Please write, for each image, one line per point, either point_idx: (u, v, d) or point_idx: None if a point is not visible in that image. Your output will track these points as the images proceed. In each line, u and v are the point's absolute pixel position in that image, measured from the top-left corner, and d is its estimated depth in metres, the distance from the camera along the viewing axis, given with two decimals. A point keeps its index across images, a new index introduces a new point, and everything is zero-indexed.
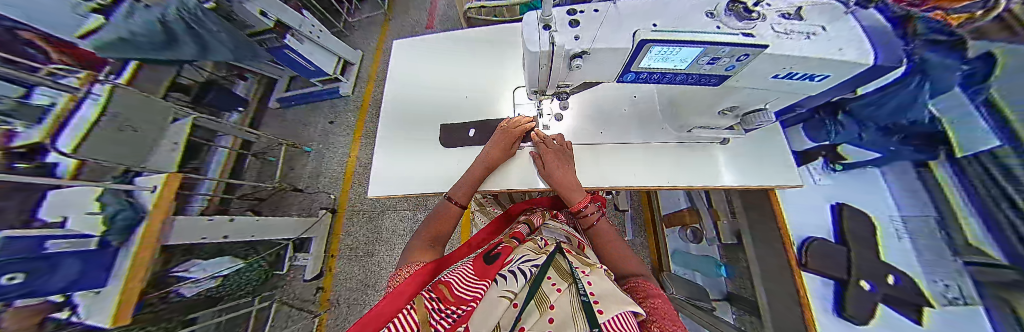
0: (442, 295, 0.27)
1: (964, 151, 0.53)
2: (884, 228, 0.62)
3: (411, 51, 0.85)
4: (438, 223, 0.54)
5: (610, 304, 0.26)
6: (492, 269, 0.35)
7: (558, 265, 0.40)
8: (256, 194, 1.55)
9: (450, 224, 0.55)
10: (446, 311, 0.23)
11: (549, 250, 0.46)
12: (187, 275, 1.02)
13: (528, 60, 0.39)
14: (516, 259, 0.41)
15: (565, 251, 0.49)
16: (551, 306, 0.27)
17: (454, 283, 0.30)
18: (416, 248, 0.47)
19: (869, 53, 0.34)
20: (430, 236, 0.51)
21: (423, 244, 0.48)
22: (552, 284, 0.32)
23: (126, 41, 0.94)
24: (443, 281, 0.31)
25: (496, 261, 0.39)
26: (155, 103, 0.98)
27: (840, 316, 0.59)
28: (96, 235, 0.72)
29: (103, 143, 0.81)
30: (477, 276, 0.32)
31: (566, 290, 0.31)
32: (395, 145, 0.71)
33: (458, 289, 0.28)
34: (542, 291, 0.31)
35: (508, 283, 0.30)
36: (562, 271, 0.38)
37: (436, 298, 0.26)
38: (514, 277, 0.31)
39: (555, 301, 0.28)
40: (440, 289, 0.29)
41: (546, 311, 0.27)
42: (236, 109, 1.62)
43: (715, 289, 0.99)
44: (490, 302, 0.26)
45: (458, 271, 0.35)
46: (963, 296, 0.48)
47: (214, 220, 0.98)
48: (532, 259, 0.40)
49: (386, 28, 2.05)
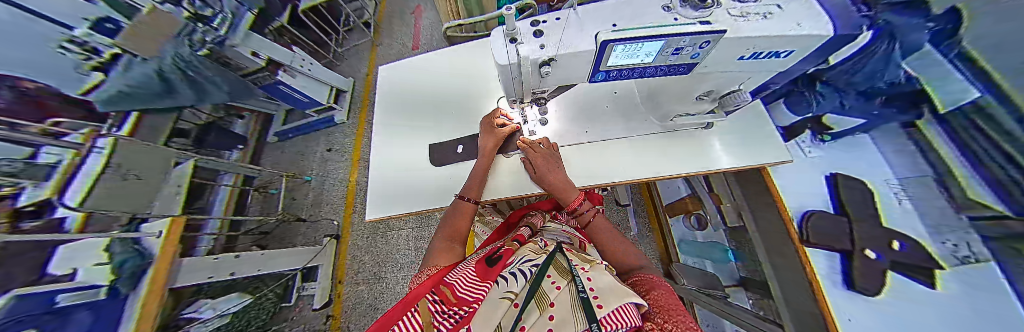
0: (444, 297, 0.28)
1: (947, 106, 0.53)
2: (882, 193, 0.61)
3: (392, 76, 0.88)
4: (453, 221, 0.54)
5: (610, 299, 0.26)
6: (495, 270, 0.36)
7: (558, 264, 0.40)
8: (261, 228, 1.57)
9: (467, 220, 0.55)
10: (449, 312, 0.24)
11: (550, 249, 0.46)
12: (198, 316, 1.01)
13: (500, 73, 0.41)
14: (516, 259, 0.41)
15: (565, 250, 0.49)
16: (551, 303, 0.28)
17: (456, 284, 0.31)
18: (438, 248, 0.48)
19: (825, 25, 0.34)
20: (449, 234, 0.52)
21: (443, 242, 0.49)
22: (552, 283, 0.32)
23: (128, 94, 1.05)
24: (447, 283, 0.31)
25: (497, 263, 0.39)
26: (156, 149, 1.01)
27: (851, 290, 0.58)
28: (106, 284, 0.74)
29: (110, 194, 0.83)
30: (479, 277, 0.33)
31: (565, 287, 0.31)
32: (388, 166, 0.73)
33: (461, 290, 0.29)
34: (542, 290, 0.31)
35: (509, 284, 0.30)
36: (561, 268, 0.38)
37: (439, 300, 0.27)
38: (514, 278, 0.32)
39: (554, 298, 0.29)
40: (444, 291, 0.29)
41: (546, 309, 0.27)
42: (236, 148, 1.66)
43: (727, 275, 0.98)
44: (491, 302, 0.26)
45: (461, 273, 0.36)
46: (973, 254, 0.47)
47: (219, 258, 1.01)
48: (533, 259, 0.40)
49: (375, 53, 2.11)
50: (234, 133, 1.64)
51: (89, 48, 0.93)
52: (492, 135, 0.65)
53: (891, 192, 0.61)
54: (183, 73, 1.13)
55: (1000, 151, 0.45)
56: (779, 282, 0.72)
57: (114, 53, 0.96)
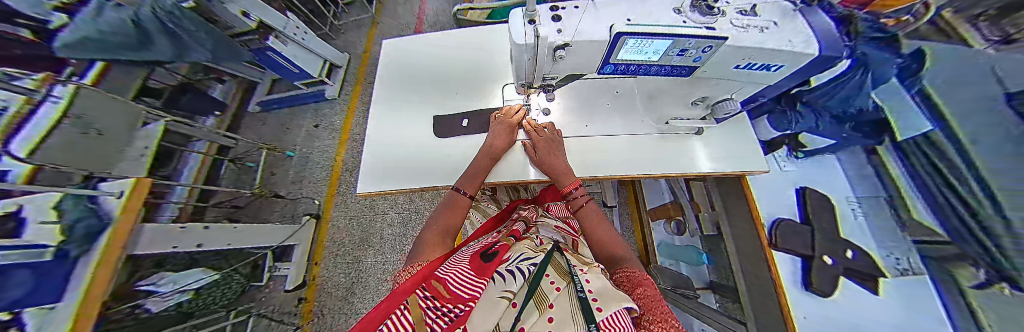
0: (436, 293, 0.28)
1: (903, 136, 0.62)
2: (842, 207, 0.71)
3: (397, 53, 0.85)
4: (449, 214, 0.54)
5: (607, 302, 0.27)
6: (490, 267, 0.36)
7: (556, 264, 0.41)
8: (233, 201, 1.46)
9: (460, 216, 0.55)
10: (443, 309, 0.24)
11: (547, 248, 0.48)
12: (156, 289, 0.92)
13: (514, 53, 0.42)
14: (513, 257, 0.42)
15: (562, 250, 0.51)
16: (550, 305, 0.28)
17: (451, 280, 0.31)
18: (426, 242, 0.47)
19: (813, 45, 0.38)
20: (441, 228, 0.51)
21: (434, 236, 0.49)
22: (551, 283, 0.33)
23: (94, 41, 0.90)
24: (441, 279, 0.31)
25: (494, 259, 0.40)
26: (123, 104, 0.94)
27: (808, 290, 0.65)
28: (54, 245, 0.63)
29: (66, 147, 0.76)
30: (475, 273, 0.33)
31: (564, 289, 0.31)
32: (383, 142, 0.71)
33: (455, 286, 0.29)
34: (541, 290, 0.31)
35: (507, 283, 0.31)
36: (560, 269, 0.39)
37: (431, 297, 0.26)
38: (513, 276, 0.32)
39: (553, 300, 0.29)
40: (435, 286, 0.29)
41: (545, 309, 0.27)
42: (213, 114, 1.55)
43: (700, 279, 1.03)
44: (487, 300, 0.26)
45: (457, 268, 0.36)
46: (910, 267, 0.58)
47: (186, 228, 0.93)
48: (531, 258, 0.41)
49: (375, 31, 2.04)
50: (212, 98, 1.53)
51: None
52: (503, 136, 0.63)
53: (851, 210, 0.70)
54: (165, 26, 1.00)
55: (973, 172, 0.49)
56: (747, 284, 0.78)
57: None
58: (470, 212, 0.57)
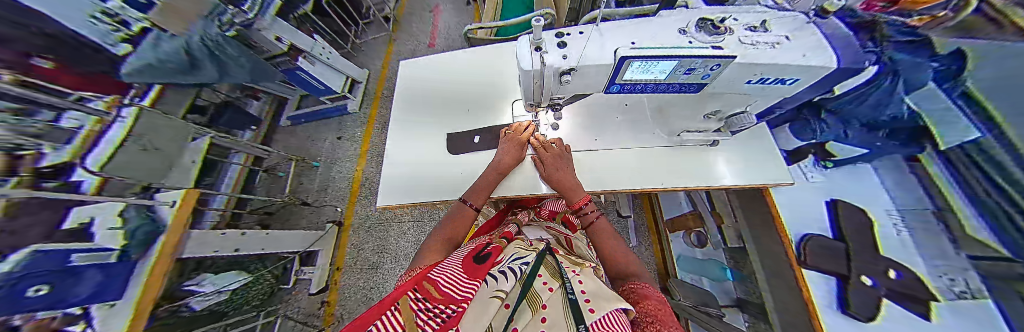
0: (426, 294, 0.29)
1: (947, 144, 0.58)
2: (881, 221, 0.64)
3: (413, 70, 0.91)
4: (453, 226, 0.56)
5: (601, 303, 0.28)
6: (483, 268, 0.37)
7: (548, 264, 0.42)
8: (266, 208, 1.58)
9: (464, 226, 0.57)
10: (434, 311, 0.24)
11: (539, 247, 0.49)
12: (198, 289, 0.98)
13: (522, 78, 0.43)
14: (505, 257, 0.43)
15: (555, 251, 0.51)
16: (543, 306, 0.29)
17: (440, 282, 0.32)
18: (429, 249, 0.50)
19: (832, 58, 0.36)
20: (445, 237, 0.53)
21: (436, 245, 0.51)
22: (544, 283, 0.34)
23: (154, 67, 1.02)
24: (431, 281, 0.32)
25: (485, 261, 0.40)
26: (174, 122, 1.06)
27: (841, 313, 0.58)
28: (118, 248, 0.71)
29: (128, 161, 0.88)
30: (468, 275, 0.34)
31: (557, 289, 0.32)
32: (401, 157, 0.75)
33: (443, 287, 0.30)
34: (534, 291, 0.32)
35: (499, 283, 0.30)
36: (552, 269, 0.39)
37: (422, 298, 0.27)
38: (505, 277, 0.32)
39: (547, 301, 0.30)
40: (426, 288, 0.31)
41: (538, 310, 0.28)
42: (249, 128, 1.71)
43: (725, 296, 0.97)
44: (480, 302, 0.27)
45: (448, 270, 0.37)
46: (970, 290, 0.49)
47: (225, 233, 1.01)
48: (523, 256, 0.41)
49: (391, 47, 2.17)
50: (248, 114, 1.68)
51: (119, 21, 0.92)
52: (511, 151, 0.65)
53: (891, 222, 0.63)
54: (211, 53, 1.12)
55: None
56: (774, 301, 0.73)
57: (142, 26, 0.96)
58: (475, 221, 0.59)
